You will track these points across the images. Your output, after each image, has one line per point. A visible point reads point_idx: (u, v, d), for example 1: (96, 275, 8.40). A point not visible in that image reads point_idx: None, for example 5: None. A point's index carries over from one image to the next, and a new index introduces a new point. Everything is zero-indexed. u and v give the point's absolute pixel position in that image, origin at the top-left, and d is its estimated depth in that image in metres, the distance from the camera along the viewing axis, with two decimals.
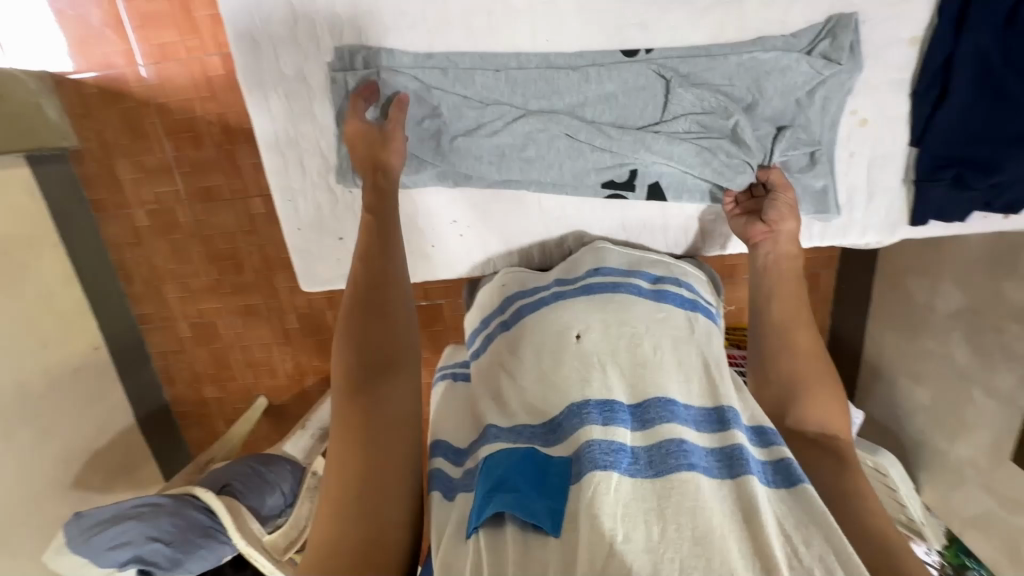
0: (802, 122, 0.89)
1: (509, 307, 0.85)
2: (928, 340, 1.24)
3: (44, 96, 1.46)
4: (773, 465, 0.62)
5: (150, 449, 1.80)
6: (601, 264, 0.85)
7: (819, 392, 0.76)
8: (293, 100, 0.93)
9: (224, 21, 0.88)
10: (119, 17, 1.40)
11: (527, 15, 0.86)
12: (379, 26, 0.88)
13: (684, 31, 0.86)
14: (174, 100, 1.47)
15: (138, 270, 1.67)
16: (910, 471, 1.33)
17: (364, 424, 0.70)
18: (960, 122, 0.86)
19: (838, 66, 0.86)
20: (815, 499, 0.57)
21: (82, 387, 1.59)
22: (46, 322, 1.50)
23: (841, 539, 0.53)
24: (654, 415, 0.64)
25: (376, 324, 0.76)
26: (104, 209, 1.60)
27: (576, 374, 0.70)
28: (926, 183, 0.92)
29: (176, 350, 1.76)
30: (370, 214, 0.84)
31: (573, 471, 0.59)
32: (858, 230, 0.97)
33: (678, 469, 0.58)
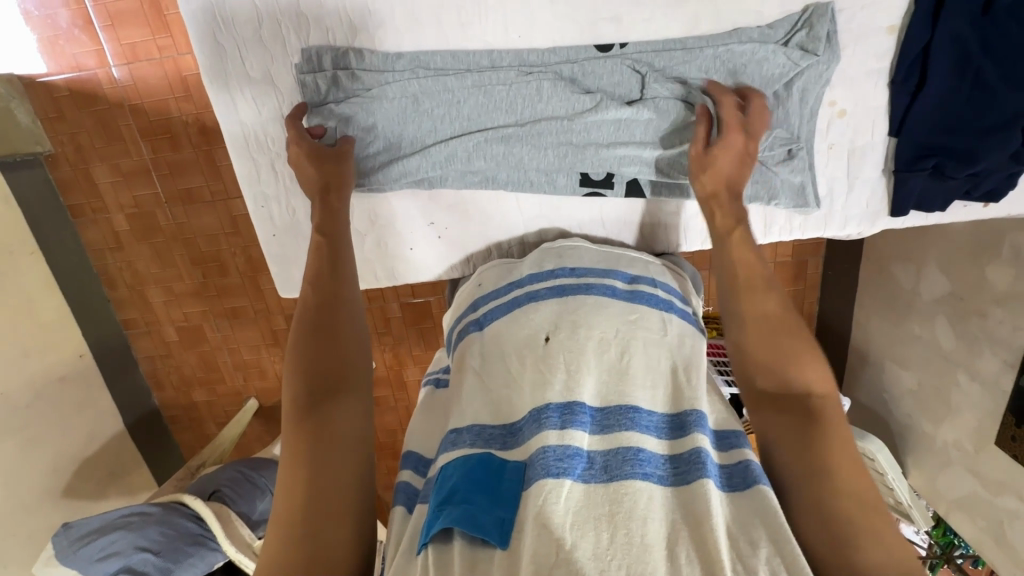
0: (782, 115, 0.88)
1: (483, 305, 0.84)
2: (914, 325, 1.25)
3: (15, 101, 1.42)
4: (733, 466, 0.62)
5: (141, 454, 1.79)
6: (577, 263, 0.84)
7: (802, 357, 0.70)
8: (261, 103, 0.90)
9: (186, 21, 0.85)
10: (87, 17, 1.36)
11: (497, 10, 0.84)
12: (348, 25, 0.86)
13: (659, 23, 0.85)
14: (149, 101, 1.44)
15: (120, 275, 1.65)
16: (898, 455, 1.34)
17: (309, 444, 0.64)
18: (938, 111, 0.87)
19: (815, 57, 0.84)
20: (771, 500, 0.57)
21: (69, 395, 1.57)
22: (27, 332, 1.48)
23: (789, 541, 0.54)
24: (615, 421, 0.64)
25: (327, 345, 0.71)
26: (82, 214, 1.58)
27: (548, 376, 0.69)
28: (907, 173, 0.91)
29: (164, 354, 1.75)
30: (323, 236, 0.81)
31: (526, 477, 0.60)
32: (839, 221, 0.96)
33: (631, 476, 0.58)
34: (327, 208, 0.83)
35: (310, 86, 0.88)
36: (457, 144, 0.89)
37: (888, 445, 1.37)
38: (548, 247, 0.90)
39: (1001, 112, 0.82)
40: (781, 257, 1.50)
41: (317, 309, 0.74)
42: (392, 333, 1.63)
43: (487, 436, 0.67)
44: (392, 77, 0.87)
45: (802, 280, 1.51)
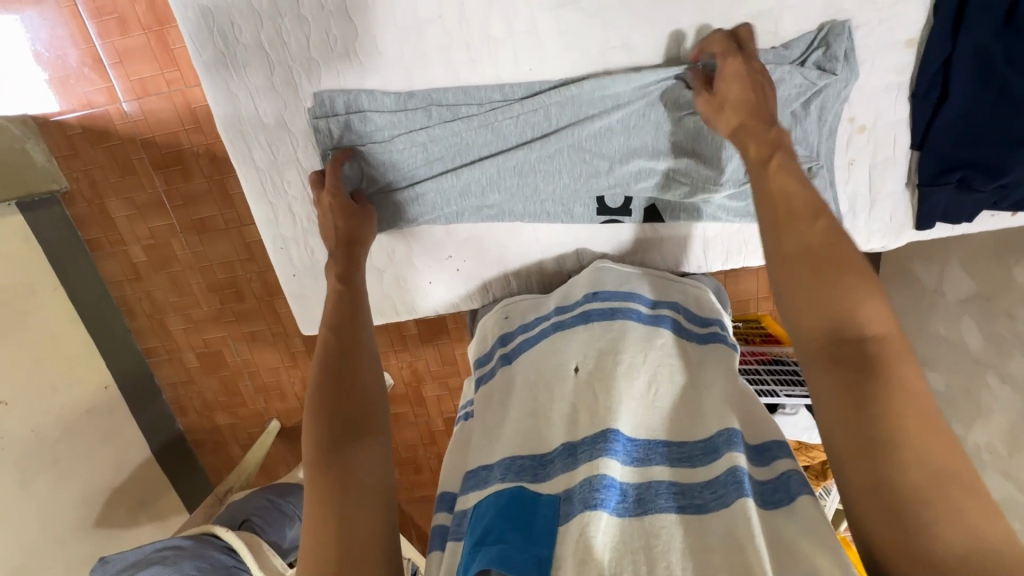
0: (800, 134, 0.87)
1: (510, 340, 0.85)
2: (940, 326, 1.24)
3: (31, 141, 1.44)
4: (777, 481, 0.62)
5: (168, 480, 1.82)
6: (598, 287, 0.83)
7: (861, 295, 0.61)
8: (276, 148, 0.91)
9: (199, 71, 0.86)
10: (97, 55, 1.38)
11: (506, 44, 0.84)
12: (358, 67, 0.86)
13: (670, 48, 0.84)
14: (159, 134, 1.45)
15: (140, 305, 1.68)
16: None
17: (337, 490, 0.62)
18: (961, 124, 0.85)
19: (832, 76, 0.84)
20: (817, 513, 0.56)
21: (96, 427, 1.60)
22: (54, 368, 1.51)
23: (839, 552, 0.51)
24: (643, 454, 0.65)
25: (349, 389, 0.71)
26: (100, 248, 1.60)
27: (577, 411, 0.69)
28: (932, 187, 0.89)
29: (186, 381, 1.78)
30: (342, 283, 0.83)
31: (562, 511, 0.60)
32: (863, 236, 0.95)
33: (663, 509, 0.58)
34: (352, 257, 0.86)
35: (322, 133, 0.89)
36: (470, 180, 0.91)
37: None
38: (575, 277, 0.89)
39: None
40: None
41: (335, 354, 0.74)
42: (409, 349, 1.64)
43: (517, 467, 0.67)
44: (402, 120, 0.88)
45: None
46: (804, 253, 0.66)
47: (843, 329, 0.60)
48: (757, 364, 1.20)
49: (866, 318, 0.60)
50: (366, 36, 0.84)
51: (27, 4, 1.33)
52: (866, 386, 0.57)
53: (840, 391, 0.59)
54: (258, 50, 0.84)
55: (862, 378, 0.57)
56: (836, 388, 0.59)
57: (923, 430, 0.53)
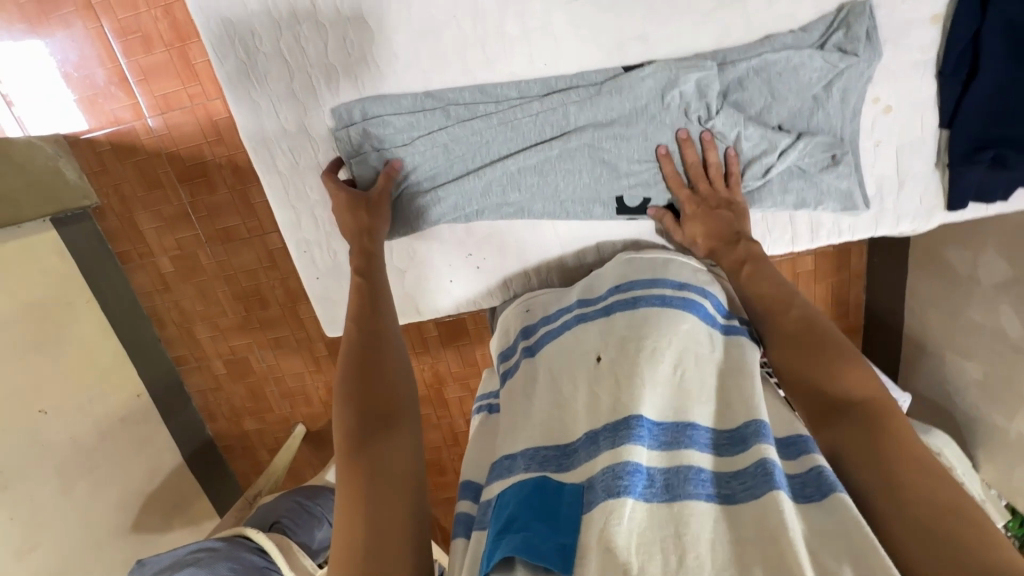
0: (822, 119, 0.86)
1: (532, 334, 0.86)
2: (976, 313, 1.21)
3: (63, 159, 1.50)
4: (805, 475, 0.60)
5: (200, 485, 1.86)
6: (623, 280, 0.84)
7: (842, 364, 0.68)
8: (298, 154, 0.93)
9: (221, 81, 0.88)
10: (122, 73, 1.43)
11: (521, 42, 0.85)
12: (375, 72, 0.87)
13: (688, 36, 0.84)
14: (183, 147, 1.49)
15: (170, 315, 1.72)
16: (966, 449, 1.32)
17: (366, 476, 0.63)
18: (991, 101, 0.83)
19: (855, 56, 0.82)
20: (851, 507, 0.54)
21: (131, 434, 1.65)
22: (89, 378, 1.56)
23: (876, 551, 0.50)
24: (676, 438, 0.63)
25: (375, 378, 0.72)
26: (131, 260, 1.65)
27: (599, 398, 0.68)
28: (964, 166, 0.86)
29: (215, 388, 1.82)
30: (360, 275, 0.85)
31: (585, 500, 0.59)
32: (891, 220, 0.92)
33: (693, 497, 0.57)
34: (362, 250, 0.87)
35: (344, 137, 0.91)
36: (490, 179, 0.91)
37: (955, 438, 1.34)
38: (601, 271, 0.90)
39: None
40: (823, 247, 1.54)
41: (361, 345, 0.75)
42: (430, 351, 1.65)
43: (541, 458, 0.67)
44: (423, 122, 0.89)
45: (846, 270, 1.55)
46: (792, 330, 0.74)
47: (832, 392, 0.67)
48: None
49: (849, 385, 0.67)
50: (383, 42, 0.85)
51: (57, 28, 1.39)
52: (863, 436, 0.62)
53: (845, 443, 0.63)
54: (278, 58, 0.87)
55: (860, 428, 0.63)
56: (838, 440, 0.64)
57: (915, 472, 0.58)
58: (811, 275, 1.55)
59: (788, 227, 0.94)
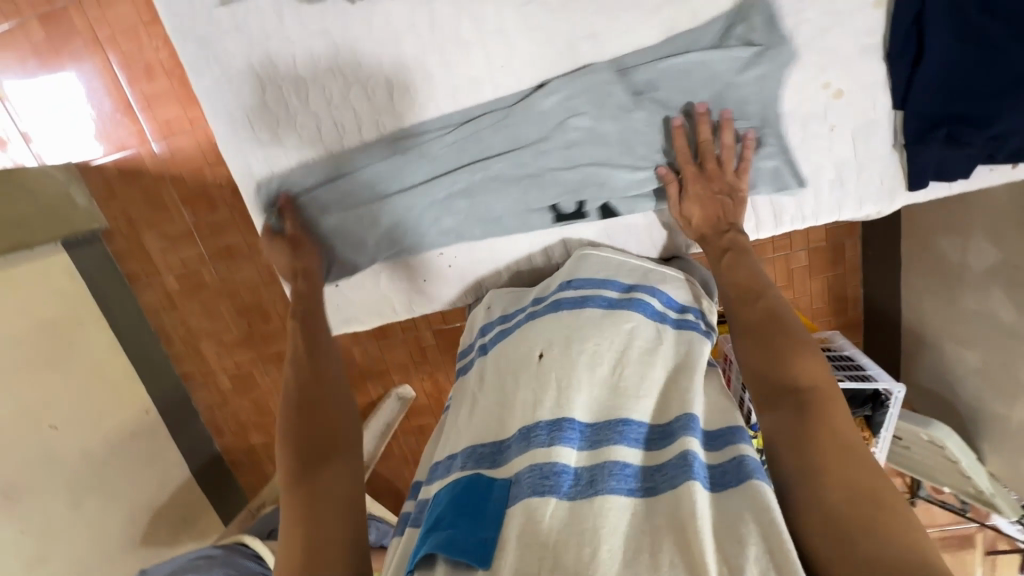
0: (773, 105, 0.91)
1: (490, 329, 0.88)
2: (968, 300, 1.19)
3: (73, 185, 1.57)
4: (728, 464, 0.61)
5: (208, 499, 1.88)
6: (574, 275, 0.85)
7: (798, 352, 0.73)
8: (272, 160, 0.97)
9: (197, 93, 0.93)
10: (127, 101, 1.51)
11: (478, 46, 0.89)
12: (342, 81, 0.92)
13: (638, 34, 0.87)
14: (185, 169, 1.56)
15: (176, 332, 1.78)
16: (971, 441, 1.29)
17: (305, 504, 0.70)
18: (942, 79, 0.85)
19: (756, 47, 0.87)
20: (767, 495, 0.55)
21: (139, 449, 1.69)
22: (98, 395, 1.61)
23: (782, 537, 0.51)
24: (605, 436, 0.65)
25: (314, 416, 0.80)
26: (137, 279, 1.71)
27: (541, 391, 0.69)
28: (918, 145, 0.90)
29: (221, 403, 1.86)
30: (302, 319, 0.93)
31: (512, 493, 0.62)
32: (853, 203, 0.97)
33: (613, 492, 0.59)
34: (297, 291, 0.97)
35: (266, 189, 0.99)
36: (453, 186, 0.96)
37: (960, 430, 1.31)
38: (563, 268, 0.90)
39: (1011, 71, 0.79)
40: (815, 242, 1.47)
41: (301, 386, 0.83)
42: (428, 360, 1.68)
43: (477, 455, 0.69)
44: (357, 149, 0.95)
45: (841, 264, 1.48)
46: (755, 320, 0.79)
47: (786, 381, 0.71)
48: None
49: (801, 371, 0.71)
50: (346, 50, 0.90)
51: (67, 63, 1.47)
52: (802, 422, 0.67)
53: (788, 430, 0.67)
54: (250, 72, 0.91)
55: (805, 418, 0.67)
56: (780, 423, 0.69)
57: (845, 460, 0.62)
58: (805, 271, 1.49)
59: (750, 215, 0.99)
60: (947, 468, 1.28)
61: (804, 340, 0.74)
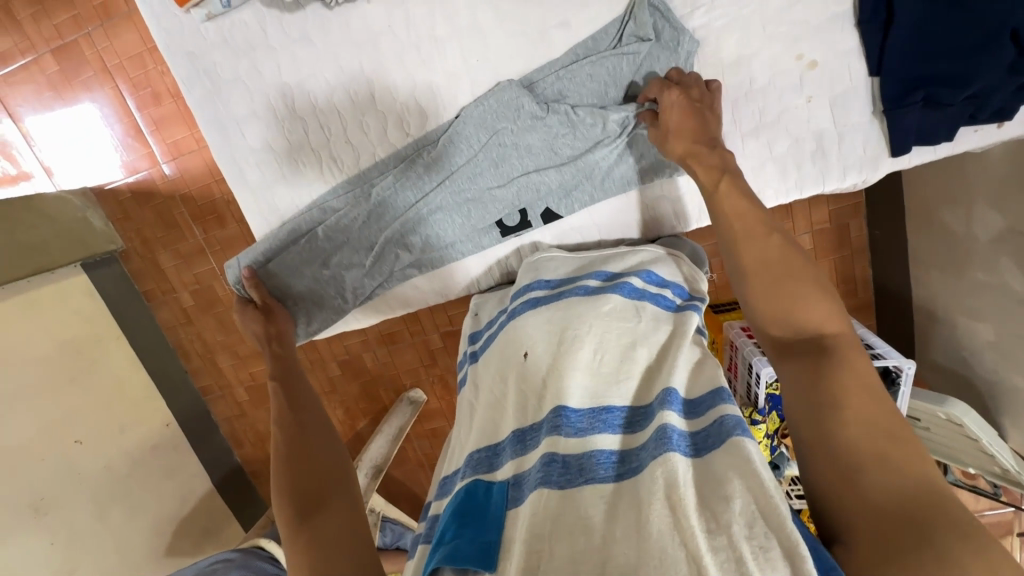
0: (747, 78, 0.93)
1: (480, 337, 0.91)
2: (978, 272, 1.16)
3: (90, 210, 1.64)
4: (710, 427, 0.60)
5: (230, 510, 1.92)
6: (538, 276, 0.89)
7: (811, 300, 0.68)
8: (265, 169, 1.01)
9: (193, 110, 0.98)
10: (138, 126, 1.57)
11: (453, 42, 0.92)
12: (325, 86, 0.95)
13: (606, 18, 0.89)
14: (194, 188, 1.62)
15: (193, 347, 1.83)
16: (993, 418, 1.24)
17: (308, 548, 0.67)
18: (916, 40, 0.84)
19: (650, 42, 0.88)
20: (747, 452, 0.55)
21: (161, 462, 1.72)
22: (120, 410, 1.66)
23: (762, 483, 0.52)
24: (588, 425, 0.65)
25: (302, 463, 0.77)
26: (155, 297, 1.78)
27: (527, 397, 0.73)
28: (898, 110, 0.89)
29: (239, 414, 1.90)
30: (280, 380, 0.92)
31: (510, 497, 0.63)
32: (838, 172, 0.96)
33: (599, 478, 0.59)
34: (275, 355, 0.97)
35: (234, 267, 1.04)
36: (435, 192, 0.97)
37: (981, 408, 1.27)
38: (522, 270, 0.95)
39: (982, 25, 0.80)
40: (819, 224, 1.44)
41: (288, 435, 0.82)
42: (438, 363, 1.69)
43: (474, 462, 0.71)
44: (304, 191, 1.02)
45: (848, 245, 1.44)
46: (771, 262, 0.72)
47: (799, 331, 0.67)
48: None
49: (810, 318, 0.67)
50: (326, 55, 0.93)
51: (81, 93, 1.55)
52: (816, 366, 0.63)
53: (799, 382, 0.63)
54: (238, 84, 0.96)
55: (816, 367, 0.63)
56: (793, 374, 0.64)
57: (860, 401, 0.59)
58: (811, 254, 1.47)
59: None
60: (969, 448, 1.23)
61: (815, 281, 0.69)
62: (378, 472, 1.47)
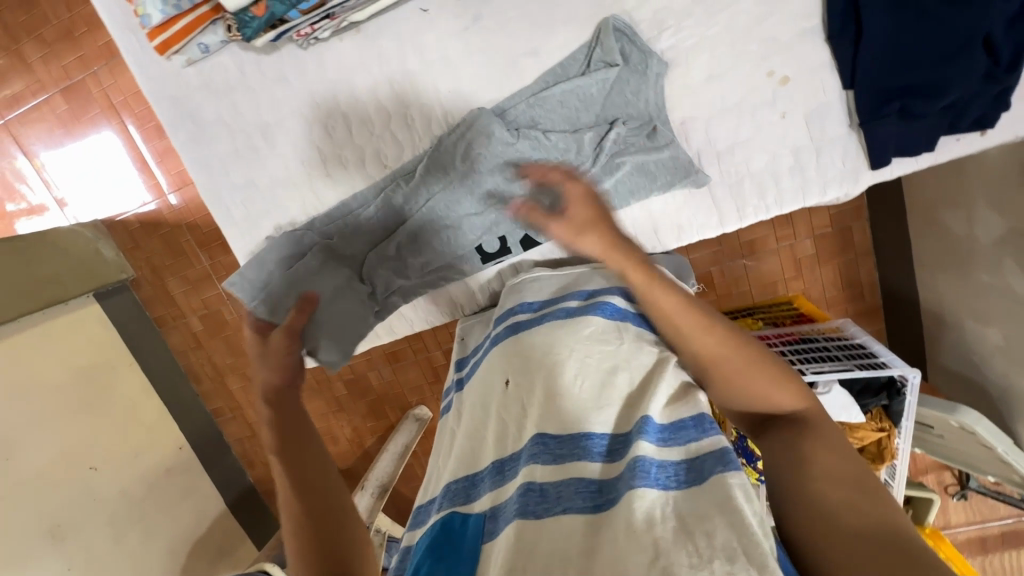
0: (721, 95, 0.93)
1: (465, 364, 0.92)
2: (983, 275, 1.13)
3: (101, 240, 1.70)
4: (693, 461, 0.59)
5: (245, 530, 1.93)
6: (522, 300, 0.89)
7: (770, 380, 0.68)
8: (248, 204, 1.03)
9: (178, 150, 1.00)
10: (144, 158, 1.62)
11: (425, 74, 0.95)
12: (305, 123, 0.98)
13: (575, 44, 0.92)
14: (200, 216, 1.66)
15: (203, 370, 1.87)
16: (1009, 425, 1.20)
17: None
18: (888, 51, 0.85)
19: (617, 67, 0.91)
20: (732, 487, 0.53)
21: (176, 485, 1.74)
22: (135, 434, 1.68)
23: (748, 523, 0.49)
24: (567, 452, 0.63)
25: (325, 545, 0.68)
26: (165, 323, 1.83)
27: (506, 427, 0.72)
28: (874, 122, 0.88)
29: (250, 435, 1.93)
30: (276, 423, 0.76)
31: (487, 529, 0.60)
32: (817, 188, 0.95)
33: (575, 510, 0.57)
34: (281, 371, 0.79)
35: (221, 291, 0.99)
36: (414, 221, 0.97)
37: (996, 415, 1.22)
38: (506, 295, 0.96)
39: (955, 34, 0.80)
40: (820, 229, 1.40)
41: (305, 506, 0.70)
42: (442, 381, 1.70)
43: (451, 493, 0.70)
44: (285, 224, 1.04)
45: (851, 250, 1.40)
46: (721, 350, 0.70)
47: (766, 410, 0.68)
48: (783, 346, 1.24)
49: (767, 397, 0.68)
50: (302, 93, 0.97)
51: (89, 128, 1.60)
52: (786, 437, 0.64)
53: (771, 453, 0.65)
54: (222, 123, 0.99)
55: (789, 438, 0.64)
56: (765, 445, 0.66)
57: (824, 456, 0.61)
58: (813, 260, 1.43)
59: (712, 210, 0.99)
60: (986, 456, 1.18)
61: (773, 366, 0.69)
62: (382, 493, 1.45)
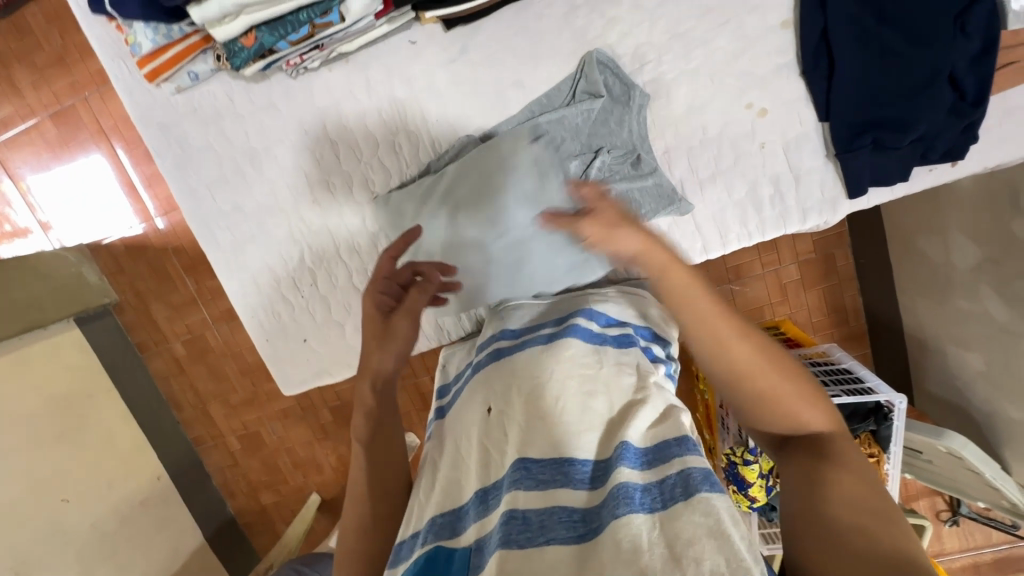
0: (701, 125, 0.96)
1: (447, 392, 0.90)
2: (961, 300, 1.15)
3: (85, 264, 1.68)
4: (677, 477, 0.57)
5: (223, 564, 1.84)
6: (505, 327, 0.89)
7: (799, 399, 0.63)
8: (235, 229, 1.04)
9: (166, 176, 1.01)
10: (132, 183, 1.62)
11: (414, 104, 0.97)
12: (294, 150, 1.00)
13: (559, 76, 0.94)
14: (186, 240, 1.65)
15: (185, 397, 1.82)
16: (994, 450, 1.20)
17: None
18: (859, 88, 0.87)
19: (602, 98, 0.94)
20: (717, 507, 0.51)
21: (151, 518, 1.68)
22: (110, 465, 1.62)
23: (734, 548, 0.48)
24: (548, 476, 0.61)
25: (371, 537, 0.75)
26: (147, 349, 1.79)
27: (490, 454, 0.71)
28: (848, 154, 0.91)
29: (232, 464, 1.87)
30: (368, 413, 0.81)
31: (472, 562, 0.59)
32: (797, 215, 0.98)
33: (558, 539, 0.55)
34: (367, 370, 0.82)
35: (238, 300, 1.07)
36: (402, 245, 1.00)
37: (981, 440, 1.23)
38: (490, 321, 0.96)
39: (922, 73, 0.83)
40: (804, 255, 1.42)
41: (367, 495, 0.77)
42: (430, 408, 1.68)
43: (436, 527, 0.67)
44: (272, 249, 1.05)
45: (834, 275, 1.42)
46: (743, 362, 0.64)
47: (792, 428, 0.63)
48: None
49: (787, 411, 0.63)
50: (291, 121, 0.98)
51: (77, 152, 1.60)
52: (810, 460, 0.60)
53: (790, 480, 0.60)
54: (209, 150, 1.00)
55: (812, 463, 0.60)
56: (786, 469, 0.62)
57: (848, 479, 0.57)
58: (798, 285, 1.44)
59: (695, 236, 1.01)
60: (973, 481, 1.17)
61: (801, 380, 0.65)
62: None
